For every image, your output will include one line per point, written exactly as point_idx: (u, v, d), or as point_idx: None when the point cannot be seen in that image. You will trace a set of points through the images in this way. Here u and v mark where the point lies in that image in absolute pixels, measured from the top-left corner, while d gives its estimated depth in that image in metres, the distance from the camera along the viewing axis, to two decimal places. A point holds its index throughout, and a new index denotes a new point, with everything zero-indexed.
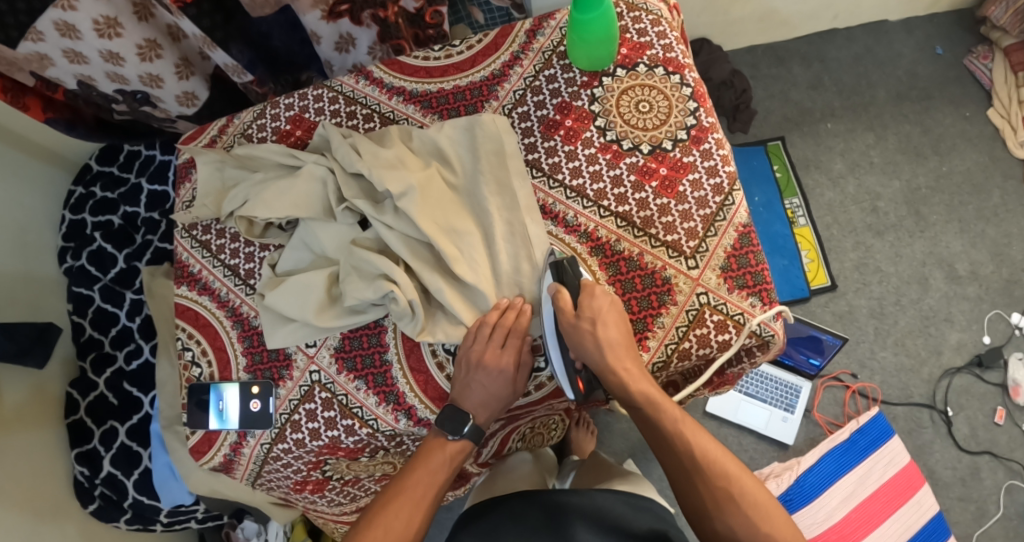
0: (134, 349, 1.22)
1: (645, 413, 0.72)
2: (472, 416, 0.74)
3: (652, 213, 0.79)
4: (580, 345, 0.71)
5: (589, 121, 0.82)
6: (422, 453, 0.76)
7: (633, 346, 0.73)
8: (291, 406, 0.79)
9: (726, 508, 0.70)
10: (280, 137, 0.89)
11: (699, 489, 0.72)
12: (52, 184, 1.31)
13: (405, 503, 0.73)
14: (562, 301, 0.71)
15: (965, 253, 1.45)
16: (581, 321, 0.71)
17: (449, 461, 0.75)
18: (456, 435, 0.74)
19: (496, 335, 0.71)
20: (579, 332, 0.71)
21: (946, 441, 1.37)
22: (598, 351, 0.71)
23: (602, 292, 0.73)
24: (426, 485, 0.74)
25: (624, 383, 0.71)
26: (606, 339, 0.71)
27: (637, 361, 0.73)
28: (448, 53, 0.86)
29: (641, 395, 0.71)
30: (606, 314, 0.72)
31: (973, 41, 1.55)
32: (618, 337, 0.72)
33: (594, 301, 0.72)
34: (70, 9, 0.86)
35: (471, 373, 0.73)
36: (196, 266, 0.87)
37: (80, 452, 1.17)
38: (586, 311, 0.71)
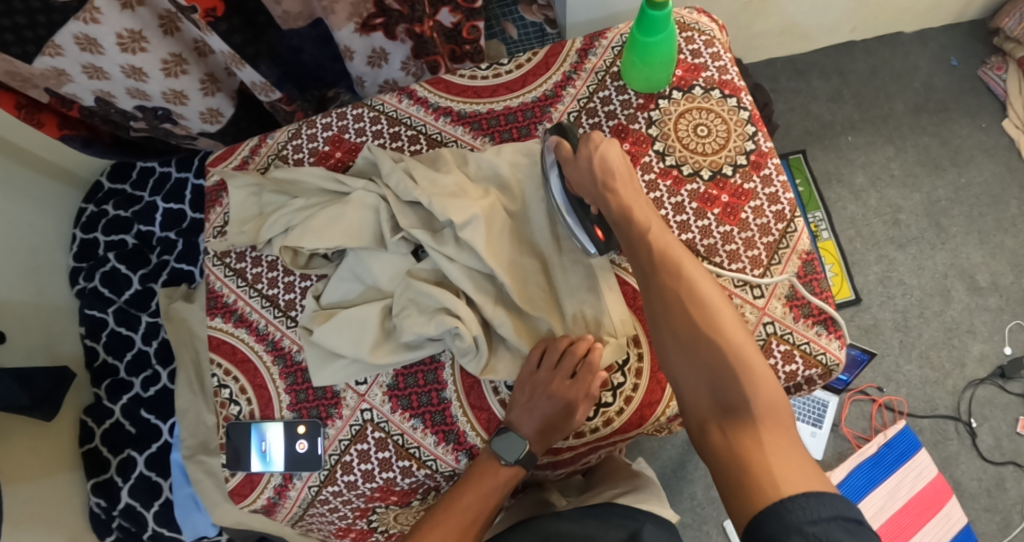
0: (151, 375, 1.17)
1: (622, 229, 0.68)
2: (530, 446, 0.70)
3: (715, 241, 0.77)
4: (577, 176, 0.70)
5: (647, 145, 0.80)
6: (473, 473, 0.71)
7: (626, 174, 0.70)
8: (340, 447, 0.75)
9: (679, 318, 0.62)
10: (318, 158, 0.84)
11: (654, 296, 0.64)
12: (63, 202, 1.25)
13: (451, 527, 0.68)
14: (562, 149, 0.71)
15: (985, 264, 1.45)
16: (580, 158, 0.70)
17: (502, 486, 0.70)
18: (512, 459, 0.69)
19: (565, 361, 0.68)
20: (579, 170, 0.70)
21: (970, 452, 1.37)
22: (595, 180, 0.69)
23: (602, 136, 0.71)
24: (476, 508, 0.69)
25: (608, 200, 0.68)
26: (604, 169, 0.69)
27: (633, 190, 0.70)
28: (497, 72, 0.83)
29: (618, 207, 0.68)
30: (606, 151, 0.70)
31: (987, 51, 1.53)
32: (616, 166, 0.70)
33: (593, 141, 0.71)
34: (93, 23, 0.80)
35: (536, 397, 0.69)
36: (231, 296, 0.82)
37: (96, 483, 1.11)
38: (584, 152, 0.70)
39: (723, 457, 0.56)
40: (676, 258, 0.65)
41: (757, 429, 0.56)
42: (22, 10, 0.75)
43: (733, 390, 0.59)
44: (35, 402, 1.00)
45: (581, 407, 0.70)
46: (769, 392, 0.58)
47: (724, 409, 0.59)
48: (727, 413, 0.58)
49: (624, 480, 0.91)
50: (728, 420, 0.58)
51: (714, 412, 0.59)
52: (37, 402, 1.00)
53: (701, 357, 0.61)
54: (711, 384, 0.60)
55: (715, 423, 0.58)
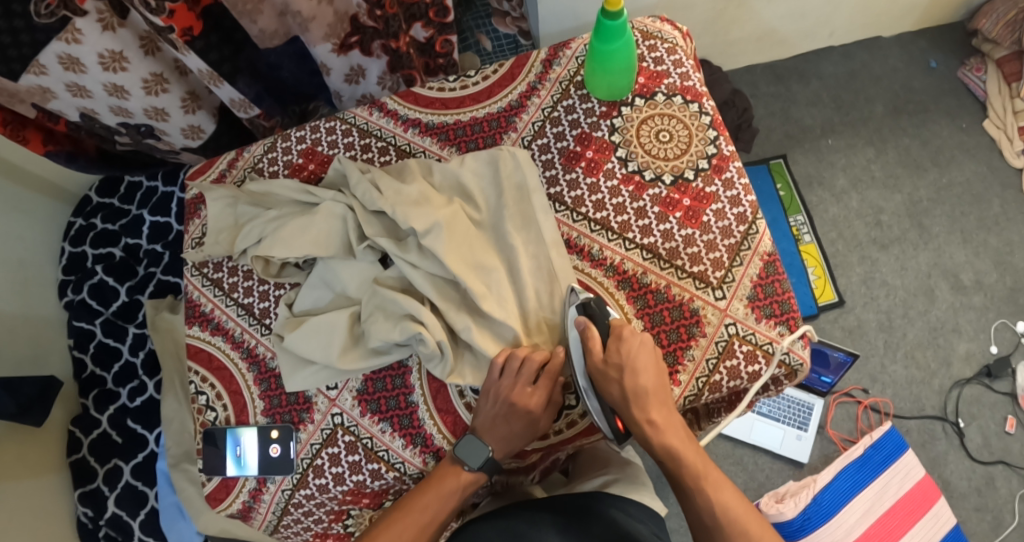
0: (138, 385, 1.19)
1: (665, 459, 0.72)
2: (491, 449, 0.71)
3: (677, 245, 0.77)
4: (607, 387, 0.71)
5: (610, 152, 0.81)
6: (433, 475, 0.72)
7: (661, 393, 0.71)
8: (312, 451, 0.77)
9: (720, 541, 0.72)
10: (292, 171, 0.86)
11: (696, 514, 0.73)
12: (50, 217, 1.28)
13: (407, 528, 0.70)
14: (591, 342, 0.70)
15: (969, 263, 1.45)
16: (609, 368, 0.70)
17: (461, 489, 0.72)
18: (474, 464, 0.71)
19: (527, 368, 0.69)
20: (606, 378, 0.70)
21: (959, 452, 1.37)
22: (625, 400, 0.70)
23: (632, 334, 0.70)
24: (435, 508, 0.71)
25: (647, 434, 0.71)
26: (634, 388, 0.70)
27: (664, 405, 0.71)
28: (464, 83, 0.85)
29: (656, 438, 0.71)
30: (635, 360, 0.69)
31: (966, 52, 1.54)
32: (649, 383, 0.70)
33: (624, 345, 0.70)
34: (75, 43, 0.83)
35: (499, 403, 0.70)
36: (208, 305, 0.84)
37: (83, 492, 1.14)
38: (613, 358, 0.69)
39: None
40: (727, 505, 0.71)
41: None
42: (7, 30, 0.79)
43: None
44: (25, 407, 1.06)
45: (543, 409, 0.71)
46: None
47: None
48: None
49: (615, 465, 0.91)
50: None
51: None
52: (26, 409, 1.07)
53: None
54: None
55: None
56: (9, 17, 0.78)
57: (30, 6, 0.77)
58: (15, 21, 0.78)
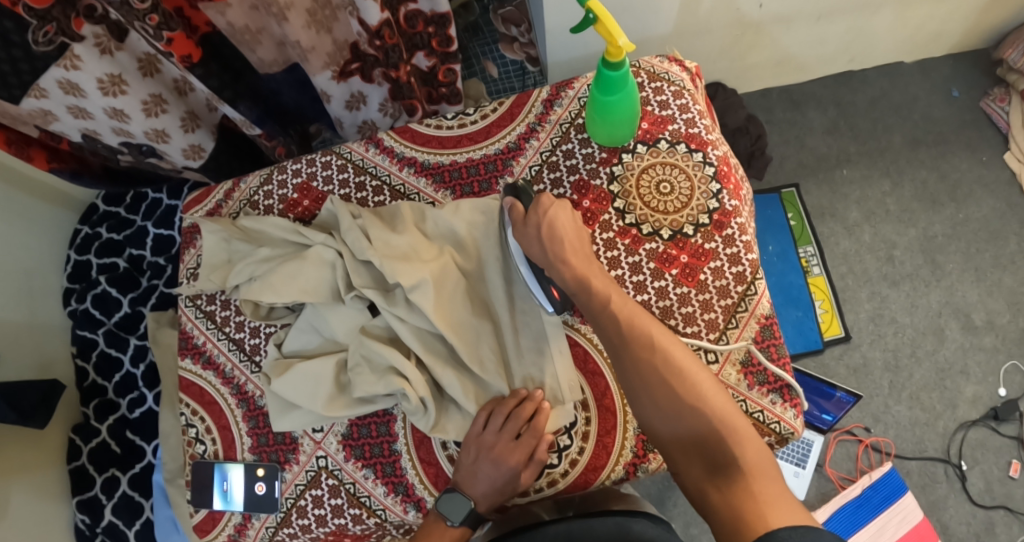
0: (137, 397, 1.21)
1: (580, 300, 0.69)
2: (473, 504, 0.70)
3: (671, 303, 0.76)
4: (531, 248, 0.71)
5: (608, 202, 0.80)
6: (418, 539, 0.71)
7: (579, 248, 0.71)
8: (296, 492, 0.77)
9: (659, 389, 0.63)
10: (287, 206, 0.86)
11: (626, 360, 0.65)
12: (58, 225, 1.29)
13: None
14: (515, 211, 0.73)
15: (981, 302, 1.41)
16: (528, 222, 0.71)
17: None
18: (457, 521, 0.70)
19: (509, 425, 0.69)
20: (527, 236, 0.71)
21: (959, 496, 1.35)
22: (544, 249, 0.70)
23: (549, 198, 0.72)
24: None
25: (562, 273, 0.69)
26: (552, 237, 0.70)
27: (584, 259, 0.71)
28: (462, 122, 0.84)
29: (575, 279, 0.69)
30: (554, 218, 0.71)
31: (989, 82, 1.49)
32: (567, 236, 0.71)
33: (545, 209, 0.72)
34: (73, 69, 0.83)
35: (479, 461, 0.70)
36: (201, 338, 0.84)
37: (81, 500, 1.16)
38: (533, 217, 0.72)
39: (727, 523, 0.56)
40: (647, 330, 0.66)
41: (749, 480, 0.58)
42: (6, 59, 0.77)
43: (720, 449, 0.60)
44: (26, 415, 1.07)
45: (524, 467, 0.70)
46: (751, 443, 0.60)
47: (712, 465, 0.60)
48: (715, 468, 0.59)
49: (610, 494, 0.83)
50: (721, 479, 0.59)
51: (704, 476, 0.60)
52: (30, 413, 1.08)
53: (682, 414, 0.62)
54: (697, 449, 0.61)
55: (713, 490, 0.58)
56: (7, 47, 0.76)
57: (28, 35, 0.75)
58: (14, 50, 0.76)
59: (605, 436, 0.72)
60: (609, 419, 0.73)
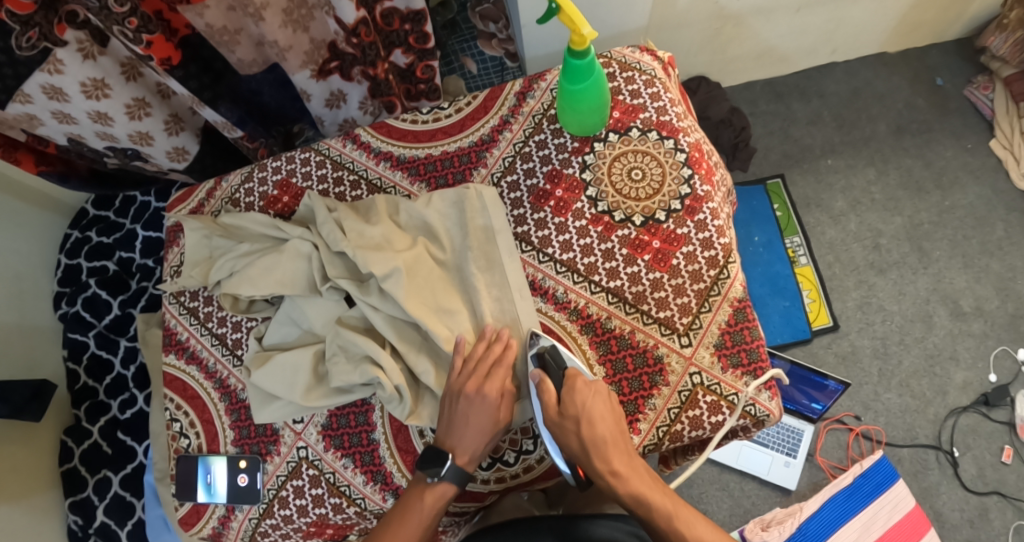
0: (128, 398, 1.22)
1: (637, 511, 0.69)
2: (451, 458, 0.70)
3: (644, 289, 0.77)
4: (566, 439, 0.70)
5: (580, 190, 0.81)
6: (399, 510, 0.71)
7: (620, 442, 0.70)
8: (278, 482, 0.78)
9: None
10: (267, 203, 0.87)
11: None
12: (49, 230, 1.31)
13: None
14: (545, 394, 0.70)
15: (970, 288, 1.41)
16: (565, 420, 0.69)
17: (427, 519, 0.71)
18: (436, 475, 0.70)
19: (484, 365, 0.70)
20: (564, 430, 0.69)
21: (952, 482, 1.34)
22: (584, 450, 0.69)
23: (586, 385, 0.69)
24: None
25: (613, 486, 0.69)
26: (592, 437, 0.68)
27: (627, 457, 0.70)
28: (437, 116, 0.85)
29: (629, 494, 0.69)
30: (591, 410, 0.69)
31: (973, 70, 1.49)
32: (607, 433, 0.69)
33: (579, 398, 0.69)
34: (56, 73, 0.84)
35: (455, 403, 0.70)
36: (184, 334, 0.85)
37: (73, 501, 1.16)
38: (569, 411, 0.69)
39: None
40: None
41: None
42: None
43: None
44: (19, 407, 1.10)
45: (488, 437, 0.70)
46: None
47: None
48: None
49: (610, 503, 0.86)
50: None
51: None
52: (21, 407, 1.10)
53: None
54: None
55: None
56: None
57: (12, 40, 0.78)
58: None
59: None
60: None
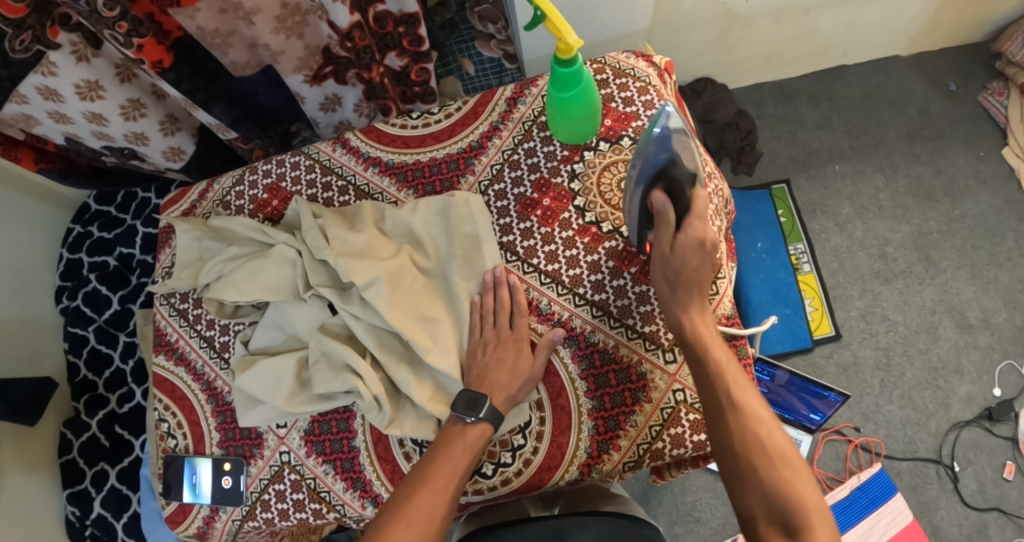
0: (127, 392, 1.24)
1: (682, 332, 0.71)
2: (490, 398, 0.70)
3: (630, 302, 0.76)
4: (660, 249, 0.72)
5: (568, 200, 0.80)
6: (440, 442, 0.69)
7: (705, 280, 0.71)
8: (261, 486, 0.79)
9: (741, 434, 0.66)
10: (257, 206, 0.87)
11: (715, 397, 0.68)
12: (52, 224, 1.33)
13: (425, 514, 0.64)
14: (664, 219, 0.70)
15: (976, 300, 1.38)
16: (671, 255, 0.71)
17: (468, 453, 0.68)
18: (474, 417, 0.69)
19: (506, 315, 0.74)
20: (664, 254, 0.72)
21: (952, 497, 1.32)
22: (666, 278, 0.72)
23: (703, 253, 0.70)
24: (445, 474, 0.67)
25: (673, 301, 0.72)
26: (680, 279, 0.71)
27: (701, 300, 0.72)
28: (427, 121, 0.85)
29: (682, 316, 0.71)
30: (690, 265, 0.70)
31: (988, 75, 1.45)
32: (697, 274, 0.71)
33: (687, 249, 0.70)
34: (50, 75, 0.85)
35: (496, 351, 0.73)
36: (173, 335, 0.86)
37: (72, 492, 1.19)
38: (675, 252, 0.70)
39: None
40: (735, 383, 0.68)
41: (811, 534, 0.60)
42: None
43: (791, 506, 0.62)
44: (17, 409, 1.12)
45: (519, 385, 0.72)
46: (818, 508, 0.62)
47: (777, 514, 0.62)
48: (782, 517, 0.62)
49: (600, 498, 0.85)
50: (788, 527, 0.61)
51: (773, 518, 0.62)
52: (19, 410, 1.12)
53: (763, 463, 0.64)
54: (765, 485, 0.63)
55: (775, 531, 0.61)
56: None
57: (5, 43, 0.78)
58: None
59: (559, 435, 0.74)
60: (564, 420, 0.74)
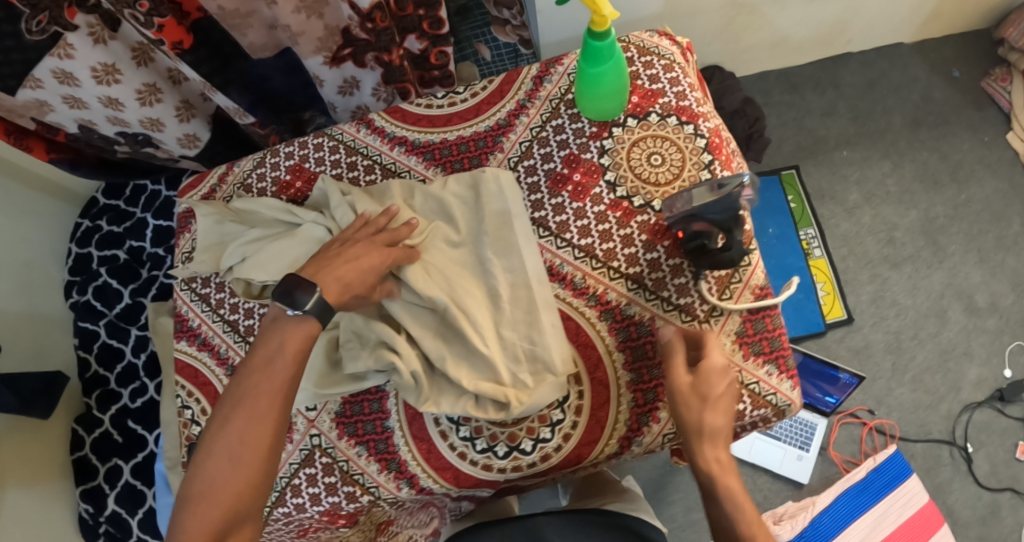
0: (139, 387, 1.22)
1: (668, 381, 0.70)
2: (319, 291, 0.65)
3: (664, 274, 0.76)
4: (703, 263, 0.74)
5: (598, 175, 0.80)
6: (258, 358, 0.64)
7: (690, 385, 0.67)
8: (290, 470, 0.76)
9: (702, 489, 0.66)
10: (280, 188, 0.86)
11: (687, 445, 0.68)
12: (57, 218, 1.30)
13: (250, 443, 0.60)
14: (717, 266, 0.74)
15: (985, 284, 1.40)
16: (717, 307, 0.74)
17: (291, 362, 0.64)
18: (298, 310, 0.64)
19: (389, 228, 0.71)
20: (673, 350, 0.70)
21: (965, 479, 1.33)
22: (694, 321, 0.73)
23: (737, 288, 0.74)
24: (268, 396, 0.62)
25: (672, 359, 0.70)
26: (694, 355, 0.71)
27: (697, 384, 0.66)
28: (452, 101, 0.84)
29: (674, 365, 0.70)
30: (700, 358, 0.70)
31: (991, 61, 1.47)
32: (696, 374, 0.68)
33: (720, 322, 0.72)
34: (67, 58, 0.83)
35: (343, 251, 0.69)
36: (196, 320, 0.85)
37: (84, 489, 1.17)
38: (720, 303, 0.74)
39: None
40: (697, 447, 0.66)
41: None
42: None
43: None
44: (28, 402, 1.08)
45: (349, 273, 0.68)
46: None
47: None
48: None
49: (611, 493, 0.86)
50: None
51: None
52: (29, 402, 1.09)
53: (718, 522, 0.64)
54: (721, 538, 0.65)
55: None
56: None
57: (21, 24, 0.77)
58: (6, 40, 0.78)
59: (599, 410, 0.73)
60: (602, 394, 0.73)
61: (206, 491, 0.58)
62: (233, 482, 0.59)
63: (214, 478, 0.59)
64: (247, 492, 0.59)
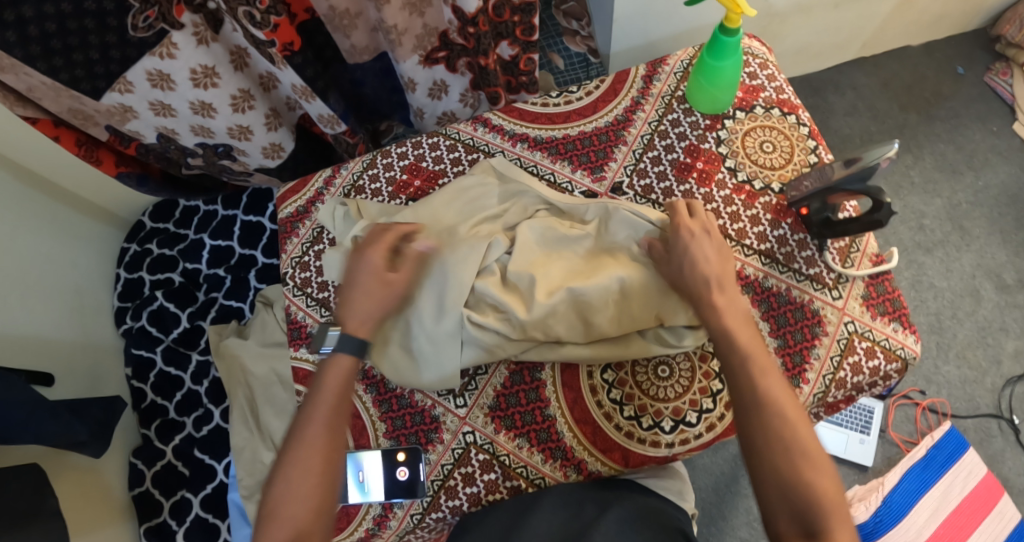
0: (203, 414, 1.15)
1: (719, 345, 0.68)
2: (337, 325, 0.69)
3: (792, 249, 0.80)
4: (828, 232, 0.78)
5: (719, 162, 0.84)
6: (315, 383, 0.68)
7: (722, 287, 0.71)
8: (443, 472, 0.77)
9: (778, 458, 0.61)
10: (396, 188, 0.87)
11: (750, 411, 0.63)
12: (105, 243, 1.24)
13: (308, 459, 0.64)
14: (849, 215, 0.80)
15: (1011, 262, 1.49)
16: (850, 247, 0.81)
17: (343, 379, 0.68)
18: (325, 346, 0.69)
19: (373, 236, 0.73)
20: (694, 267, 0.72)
21: (1016, 449, 1.39)
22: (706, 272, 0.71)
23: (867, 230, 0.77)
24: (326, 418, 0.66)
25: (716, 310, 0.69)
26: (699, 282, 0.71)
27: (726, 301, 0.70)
28: (568, 99, 0.88)
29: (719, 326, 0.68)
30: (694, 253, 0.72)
31: (990, 58, 1.60)
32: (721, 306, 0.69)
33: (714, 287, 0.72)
34: (168, 57, 0.81)
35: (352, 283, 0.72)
36: (315, 326, 0.83)
37: (149, 527, 1.08)
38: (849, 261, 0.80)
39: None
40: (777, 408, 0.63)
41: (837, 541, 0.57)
42: (98, 45, 0.76)
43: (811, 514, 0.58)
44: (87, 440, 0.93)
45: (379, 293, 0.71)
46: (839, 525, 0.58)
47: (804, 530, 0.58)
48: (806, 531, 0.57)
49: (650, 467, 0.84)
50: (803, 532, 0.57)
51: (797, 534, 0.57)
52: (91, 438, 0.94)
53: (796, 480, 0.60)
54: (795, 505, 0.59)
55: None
56: (102, 32, 0.75)
57: (127, 19, 0.75)
58: (108, 35, 0.76)
59: None
60: None
61: (269, 523, 0.62)
62: (294, 498, 0.62)
63: (285, 489, 0.63)
64: (305, 508, 0.62)
